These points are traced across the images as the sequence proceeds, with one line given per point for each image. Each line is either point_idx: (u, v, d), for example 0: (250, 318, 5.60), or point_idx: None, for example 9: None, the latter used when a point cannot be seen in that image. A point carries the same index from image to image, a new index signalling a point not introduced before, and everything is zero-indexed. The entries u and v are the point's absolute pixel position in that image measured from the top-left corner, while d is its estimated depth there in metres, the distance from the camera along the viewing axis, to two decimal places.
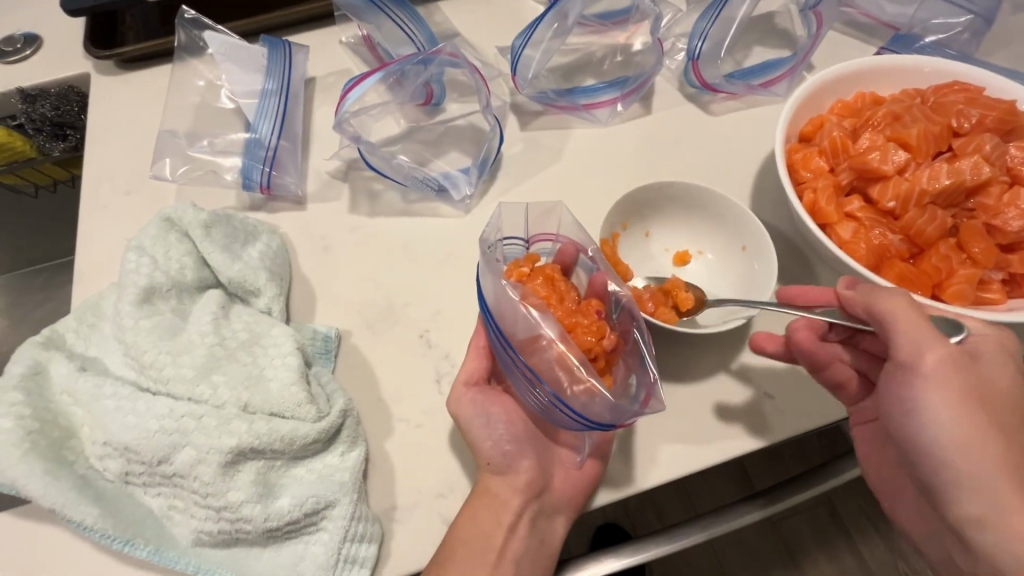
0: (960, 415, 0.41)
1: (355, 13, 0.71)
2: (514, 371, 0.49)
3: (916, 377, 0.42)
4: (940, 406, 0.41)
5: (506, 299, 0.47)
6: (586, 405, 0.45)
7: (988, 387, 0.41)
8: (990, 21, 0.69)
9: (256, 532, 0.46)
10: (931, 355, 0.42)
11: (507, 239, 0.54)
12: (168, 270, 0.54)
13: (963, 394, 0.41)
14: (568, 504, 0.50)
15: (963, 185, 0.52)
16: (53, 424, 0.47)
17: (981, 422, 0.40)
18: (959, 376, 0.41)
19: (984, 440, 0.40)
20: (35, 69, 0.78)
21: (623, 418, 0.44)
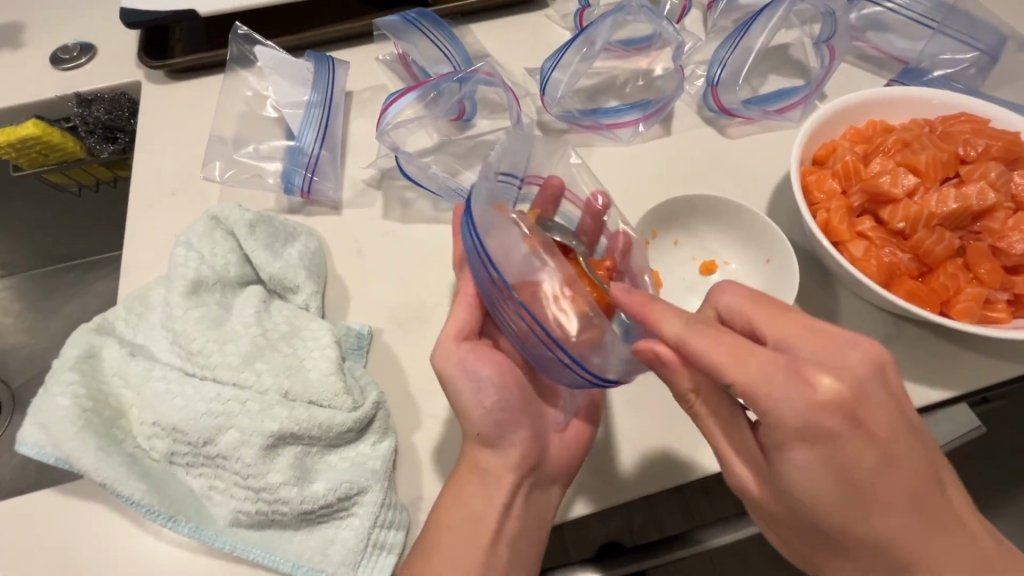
0: (772, 524, 0.46)
1: (393, 32, 0.76)
2: (508, 318, 0.48)
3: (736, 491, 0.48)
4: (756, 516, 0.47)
5: (505, 232, 0.47)
6: (588, 357, 0.44)
7: (775, 507, 0.44)
8: (995, 58, 0.73)
9: (292, 514, 0.48)
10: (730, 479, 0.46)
11: (503, 176, 0.54)
12: (214, 265, 0.57)
13: (762, 515, 0.46)
14: (563, 473, 0.52)
15: (970, 210, 0.55)
16: (105, 404, 0.50)
17: (787, 530, 0.44)
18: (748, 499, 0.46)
19: (791, 542, 0.45)
20: (91, 75, 0.83)
21: (628, 372, 0.43)
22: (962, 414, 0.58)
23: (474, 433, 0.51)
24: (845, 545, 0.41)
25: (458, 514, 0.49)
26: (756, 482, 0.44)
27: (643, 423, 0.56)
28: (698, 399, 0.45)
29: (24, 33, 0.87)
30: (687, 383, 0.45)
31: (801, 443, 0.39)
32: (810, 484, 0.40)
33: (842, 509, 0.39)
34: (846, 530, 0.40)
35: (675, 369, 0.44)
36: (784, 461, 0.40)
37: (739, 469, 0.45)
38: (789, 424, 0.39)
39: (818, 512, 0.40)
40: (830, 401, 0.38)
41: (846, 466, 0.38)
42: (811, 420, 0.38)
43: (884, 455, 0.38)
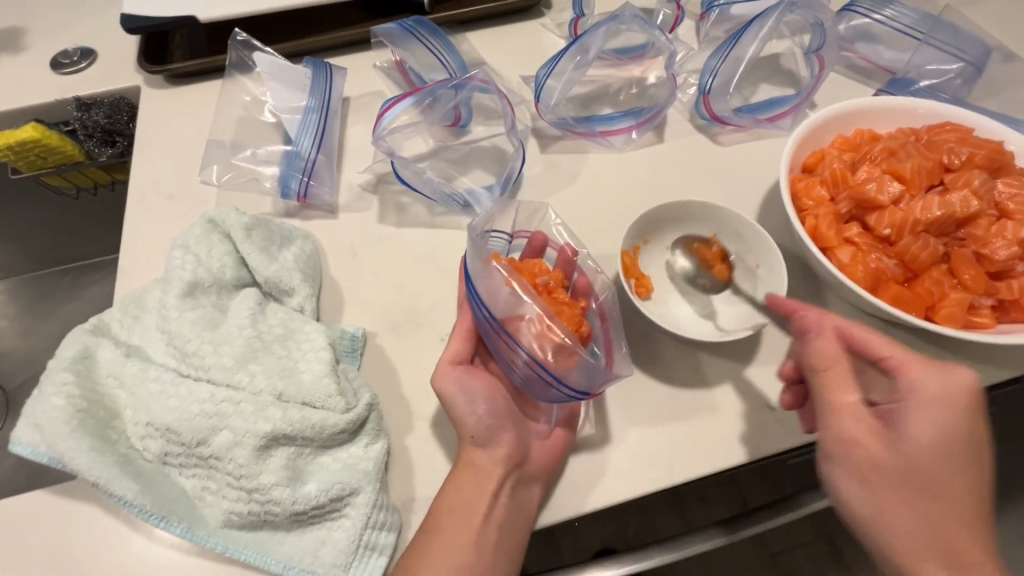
0: (859, 481, 0.46)
1: (390, 40, 0.77)
2: (496, 346, 0.53)
3: (824, 450, 0.48)
4: (838, 477, 0.47)
5: (491, 276, 0.52)
6: (567, 374, 0.49)
7: (888, 461, 0.45)
8: (981, 70, 0.75)
9: (284, 515, 0.49)
10: (838, 430, 0.46)
11: (493, 231, 0.61)
12: (210, 268, 0.57)
13: (862, 474, 0.45)
14: (543, 474, 0.52)
15: (954, 216, 0.55)
16: (99, 405, 0.51)
17: (877, 487, 0.45)
18: (855, 454, 0.46)
19: (875, 508, 0.45)
20: (91, 80, 0.83)
21: (597, 385, 0.49)
22: None
23: (467, 434, 0.52)
24: (934, 507, 0.44)
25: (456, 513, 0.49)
26: (869, 437, 0.46)
27: (637, 426, 0.56)
28: (832, 356, 0.47)
29: (25, 37, 0.88)
30: (820, 345, 0.48)
31: (934, 407, 0.45)
32: (930, 440, 0.44)
33: (940, 471, 0.44)
34: (936, 483, 0.44)
35: (827, 341, 0.48)
36: (915, 418, 0.45)
37: (854, 423, 0.46)
38: (929, 388, 0.46)
39: (925, 465, 0.44)
40: (965, 387, 0.46)
41: (958, 434, 0.45)
42: (945, 394, 0.45)
43: (976, 442, 0.45)
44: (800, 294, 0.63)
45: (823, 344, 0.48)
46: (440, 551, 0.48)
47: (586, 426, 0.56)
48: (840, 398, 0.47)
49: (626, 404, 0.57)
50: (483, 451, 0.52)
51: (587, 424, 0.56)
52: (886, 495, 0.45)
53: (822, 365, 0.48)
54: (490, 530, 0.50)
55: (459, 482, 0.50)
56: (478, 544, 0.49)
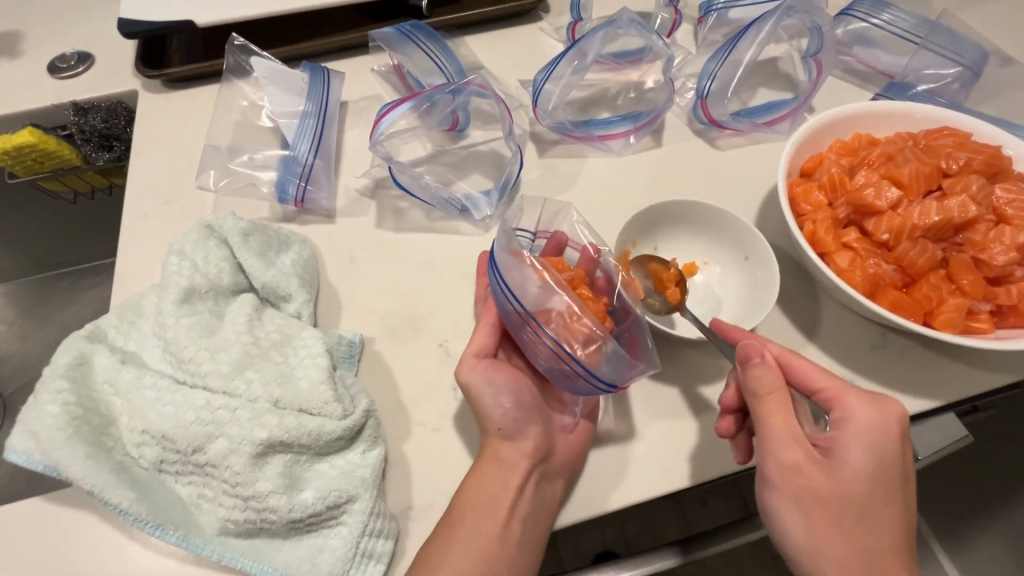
0: (798, 508, 0.45)
1: (388, 44, 0.77)
2: (523, 339, 0.52)
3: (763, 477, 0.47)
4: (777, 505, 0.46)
5: (522, 270, 0.52)
6: (596, 366, 0.49)
7: (828, 489, 0.45)
8: (979, 74, 0.75)
9: (280, 523, 0.48)
10: (779, 458, 0.46)
11: (519, 229, 0.61)
12: (207, 273, 0.57)
13: (803, 500, 0.45)
14: (567, 469, 0.52)
15: (952, 222, 0.55)
16: (95, 412, 0.50)
17: (814, 515, 0.45)
18: (798, 481, 0.45)
19: (815, 535, 0.45)
20: (89, 84, 0.83)
21: (628, 378, 0.49)
22: (949, 423, 0.58)
23: (496, 426, 0.52)
24: (866, 533, 0.45)
25: (470, 514, 0.49)
26: (810, 465, 0.45)
27: (636, 431, 0.56)
28: (774, 388, 0.47)
29: (22, 42, 0.88)
30: (761, 377, 0.47)
31: (870, 437, 0.46)
32: (866, 469, 0.45)
33: (873, 499, 0.45)
34: (869, 509, 0.45)
35: (768, 370, 0.47)
36: (851, 448, 0.46)
37: (794, 451, 0.46)
38: (866, 418, 0.46)
39: (860, 493, 0.45)
40: (897, 418, 0.47)
41: (890, 463, 0.46)
42: (881, 424, 0.46)
43: (904, 470, 0.47)
44: (799, 298, 0.63)
45: (765, 372, 0.47)
46: (465, 548, 0.47)
47: (600, 423, 0.56)
48: (782, 424, 0.46)
49: (626, 409, 0.57)
50: (511, 445, 0.52)
51: (608, 418, 0.56)
52: (825, 523, 0.45)
53: (764, 392, 0.47)
54: (514, 526, 0.49)
55: (483, 478, 0.50)
56: (503, 540, 0.49)
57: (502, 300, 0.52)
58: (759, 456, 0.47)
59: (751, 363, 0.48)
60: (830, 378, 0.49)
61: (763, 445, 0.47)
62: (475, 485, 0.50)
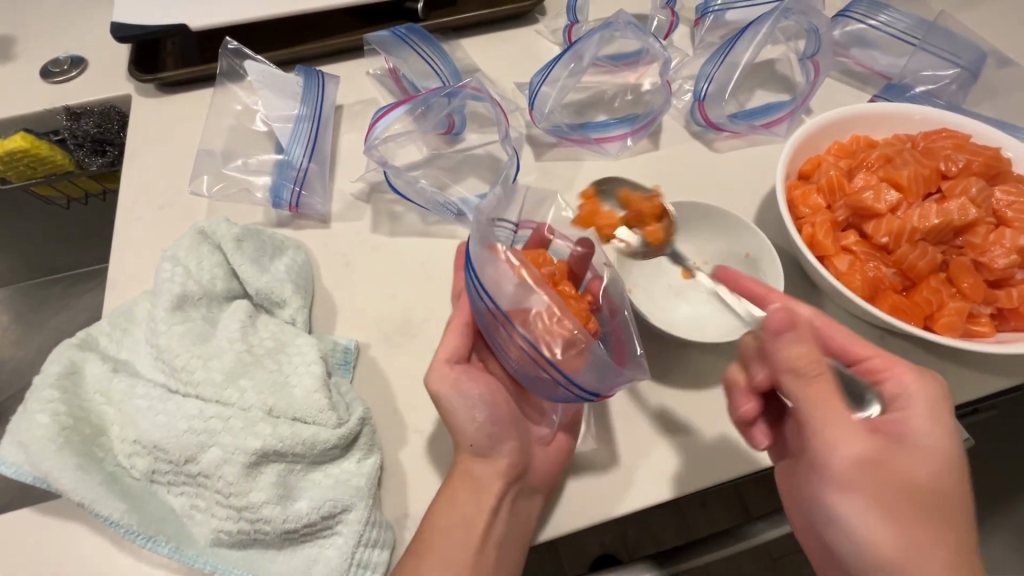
0: (869, 501, 0.43)
1: (383, 47, 0.77)
2: (501, 341, 0.51)
3: (830, 472, 0.44)
4: (846, 500, 0.44)
5: (497, 267, 0.49)
6: (576, 372, 0.47)
7: (903, 475, 0.43)
8: (976, 74, 0.75)
9: (274, 533, 0.48)
10: (847, 443, 0.43)
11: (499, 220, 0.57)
12: (200, 280, 0.56)
13: (875, 489, 0.43)
14: (545, 484, 0.52)
15: (951, 225, 0.55)
16: (86, 421, 0.49)
17: (887, 506, 0.42)
18: (869, 468, 0.43)
19: (893, 528, 0.42)
20: (81, 89, 0.83)
21: (609, 384, 0.47)
22: None
23: (467, 442, 0.51)
24: (942, 520, 0.43)
25: (457, 522, 0.48)
26: (878, 447, 0.43)
27: (632, 435, 0.56)
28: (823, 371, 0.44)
29: (15, 46, 0.87)
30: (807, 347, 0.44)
31: (931, 407, 0.45)
32: (934, 445, 0.44)
33: (945, 476, 0.44)
34: (939, 497, 0.43)
35: (806, 338, 0.45)
36: (915, 423, 0.45)
37: (859, 434, 0.43)
38: (922, 386, 0.46)
39: (931, 481, 0.43)
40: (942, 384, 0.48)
41: (953, 437, 0.45)
42: (934, 390, 0.47)
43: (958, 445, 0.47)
44: (797, 301, 0.63)
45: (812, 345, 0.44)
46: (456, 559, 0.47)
47: (598, 431, 0.56)
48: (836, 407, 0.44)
49: (621, 415, 0.57)
50: (481, 465, 0.51)
51: (603, 428, 0.56)
52: (900, 510, 0.42)
53: (815, 372, 0.44)
54: (495, 538, 0.49)
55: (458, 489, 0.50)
56: (483, 553, 0.49)
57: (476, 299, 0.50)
58: (822, 446, 0.44)
59: (783, 337, 0.45)
60: (872, 347, 0.49)
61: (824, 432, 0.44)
62: (472, 490, 0.49)
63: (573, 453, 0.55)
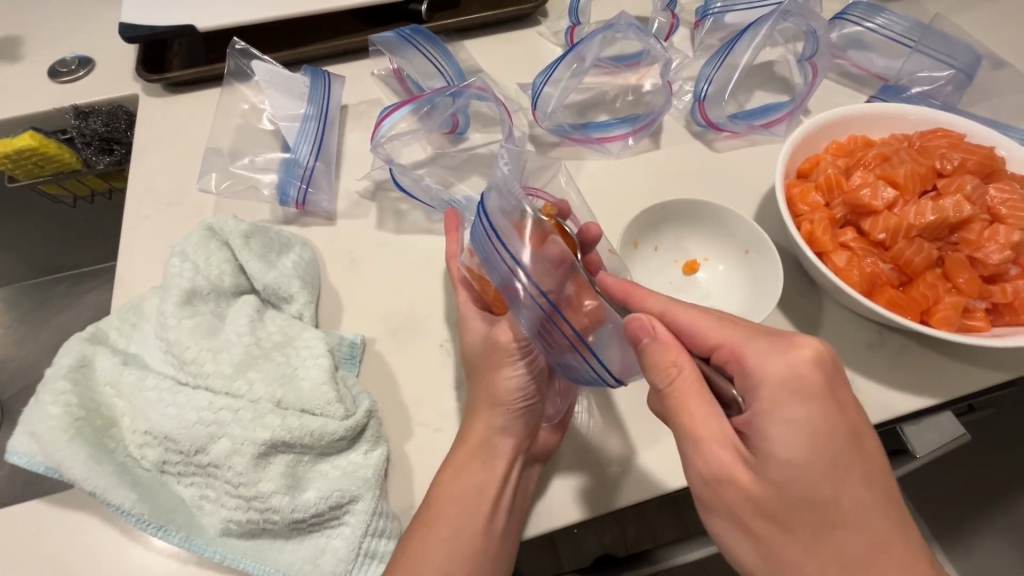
0: (735, 523, 0.41)
1: (388, 48, 0.78)
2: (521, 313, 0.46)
3: (695, 494, 0.43)
4: (718, 521, 0.42)
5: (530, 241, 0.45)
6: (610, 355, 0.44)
7: (768, 490, 0.39)
8: (971, 76, 0.76)
9: (283, 523, 0.48)
10: (702, 466, 0.41)
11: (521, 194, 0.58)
12: (209, 275, 0.57)
13: (740, 510, 0.41)
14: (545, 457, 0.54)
15: (946, 221, 0.56)
16: (97, 413, 0.50)
17: (756, 525, 0.40)
18: (727, 488, 0.41)
19: (762, 545, 0.40)
20: (88, 89, 0.83)
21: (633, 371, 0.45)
22: (946, 422, 0.59)
23: (502, 405, 0.53)
24: (819, 528, 0.38)
25: (455, 505, 0.50)
26: (739, 465, 0.40)
27: (635, 429, 0.56)
28: (682, 375, 0.42)
29: (23, 46, 0.88)
30: (666, 358, 0.42)
31: (790, 397, 0.40)
32: (797, 446, 0.39)
33: (819, 477, 0.38)
34: (819, 503, 0.38)
35: (671, 344, 0.42)
36: (778, 420, 0.40)
37: (715, 455, 0.40)
38: (779, 372, 0.41)
39: (806, 486, 0.38)
40: (812, 359, 0.41)
41: (826, 426, 0.39)
42: (795, 371, 0.41)
43: (849, 423, 0.40)
44: (796, 298, 0.64)
45: (672, 347, 0.42)
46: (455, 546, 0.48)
47: (598, 427, 0.57)
48: (690, 427, 0.42)
49: (623, 410, 0.57)
50: (503, 438, 0.52)
51: (603, 421, 0.57)
52: (769, 528, 0.40)
53: (662, 385, 0.43)
54: (500, 517, 0.50)
55: (461, 472, 0.51)
56: (487, 534, 0.49)
57: (495, 266, 0.46)
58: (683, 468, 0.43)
59: (644, 345, 0.43)
60: (725, 332, 0.45)
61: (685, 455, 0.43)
62: (472, 470, 0.51)
63: (574, 445, 0.56)
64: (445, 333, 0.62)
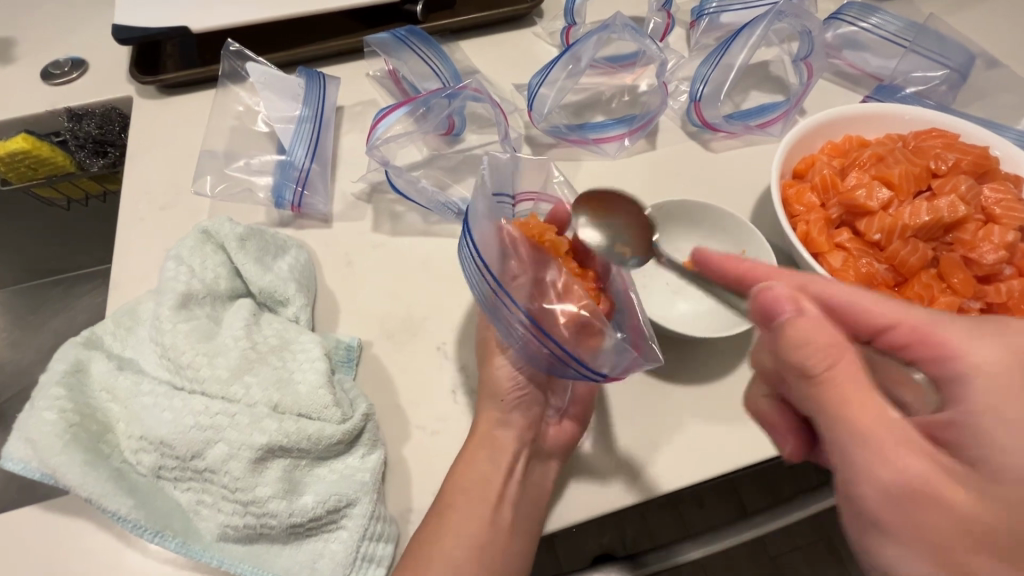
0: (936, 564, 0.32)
1: (384, 49, 0.78)
2: (499, 317, 0.48)
3: (875, 517, 0.34)
4: (916, 563, 0.33)
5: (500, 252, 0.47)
6: (595, 358, 0.45)
7: (986, 507, 0.32)
8: (965, 76, 0.76)
9: (280, 528, 0.48)
10: (887, 479, 0.33)
11: (499, 196, 0.57)
12: (204, 279, 0.57)
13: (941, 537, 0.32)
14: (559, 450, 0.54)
15: (941, 222, 0.56)
16: (92, 418, 0.50)
17: (982, 564, 0.32)
18: (929, 506, 0.33)
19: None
20: (81, 91, 0.83)
21: (624, 370, 0.45)
22: None
23: (496, 396, 0.53)
24: None
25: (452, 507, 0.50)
26: (942, 473, 0.33)
27: (634, 428, 0.57)
28: (841, 357, 0.36)
29: (15, 49, 0.87)
30: (823, 335, 0.36)
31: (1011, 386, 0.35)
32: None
33: None
34: None
35: (822, 323, 0.37)
36: (1001, 413, 0.34)
37: (909, 463, 0.33)
38: (989, 364, 0.36)
39: None
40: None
41: None
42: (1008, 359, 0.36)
43: None
44: None
45: (823, 325, 0.37)
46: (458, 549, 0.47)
47: (596, 429, 0.56)
48: (871, 423, 0.35)
49: (620, 411, 0.58)
50: (505, 430, 0.53)
51: (602, 422, 0.57)
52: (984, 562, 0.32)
53: (827, 368, 0.36)
54: (505, 509, 0.50)
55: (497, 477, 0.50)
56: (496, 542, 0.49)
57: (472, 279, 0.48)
58: (850, 477, 0.35)
59: (780, 319, 0.38)
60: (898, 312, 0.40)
61: (865, 461, 0.34)
62: (481, 458, 0.51)
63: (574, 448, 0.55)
64: (442, 336, 0.62)
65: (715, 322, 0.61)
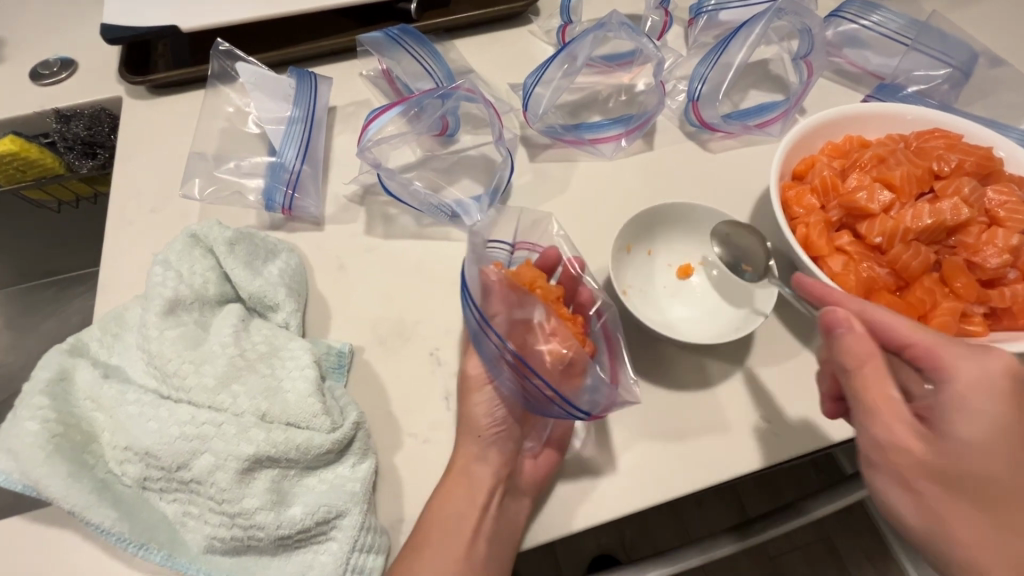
0: (911, 496, 0.40)
1: (376, 48, 0.76)
2: (484, 351, 0.50)
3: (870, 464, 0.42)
4: (897, 498, 0.41)
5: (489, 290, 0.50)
6: (575, 393, 0.47)
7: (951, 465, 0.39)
8: (968, 74, 0.75)
9: (268, 540, 0.47)
10: (881, 438, 0.41)
11: (494, 242, 0.60)
12: (192, 284, 0.56)
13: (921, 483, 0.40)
14: (533, 487, 0.52)
15: (944, 225, 0.55)
16: (76, 428, 0.49)
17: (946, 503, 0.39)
18: (905, 460, 0.40)
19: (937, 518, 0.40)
20: (70, 92, 0.82)
21: (601, 408, 0.47)
22: None
23: (475, 433, 0.52)
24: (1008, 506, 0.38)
25: (445, 516, 0.49)
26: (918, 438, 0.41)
27: (629, 436, 0.55)
28: (866, 360, 0.43)
29: (3, 48, 0.86)
30: (858, 348, 0.43)
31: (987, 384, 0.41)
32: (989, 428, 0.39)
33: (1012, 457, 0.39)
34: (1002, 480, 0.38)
35: (864, 337, 0.43)
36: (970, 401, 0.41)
37: (900, 431, 0.41)
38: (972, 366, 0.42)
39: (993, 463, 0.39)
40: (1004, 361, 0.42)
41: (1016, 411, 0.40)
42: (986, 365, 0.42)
43: None
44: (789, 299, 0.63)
45: (862, 339, 0.43)
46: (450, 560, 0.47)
47: (590, 437, 0.55)
48: (884, 403, 0.42)
49: (615, 418, 0.56)
50: (482, 466, 0.52)
51: (599, 430, 0.56)
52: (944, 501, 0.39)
53: (854, 367, 0.43)
54: (480, 545, 0.49)
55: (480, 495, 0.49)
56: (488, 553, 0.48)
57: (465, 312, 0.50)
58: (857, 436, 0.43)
59: (837, 335, 0.45)
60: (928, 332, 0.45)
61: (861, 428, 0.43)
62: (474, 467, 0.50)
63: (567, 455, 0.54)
64: (435, 341, 0.61)
65: (711, 328, 0.60)
